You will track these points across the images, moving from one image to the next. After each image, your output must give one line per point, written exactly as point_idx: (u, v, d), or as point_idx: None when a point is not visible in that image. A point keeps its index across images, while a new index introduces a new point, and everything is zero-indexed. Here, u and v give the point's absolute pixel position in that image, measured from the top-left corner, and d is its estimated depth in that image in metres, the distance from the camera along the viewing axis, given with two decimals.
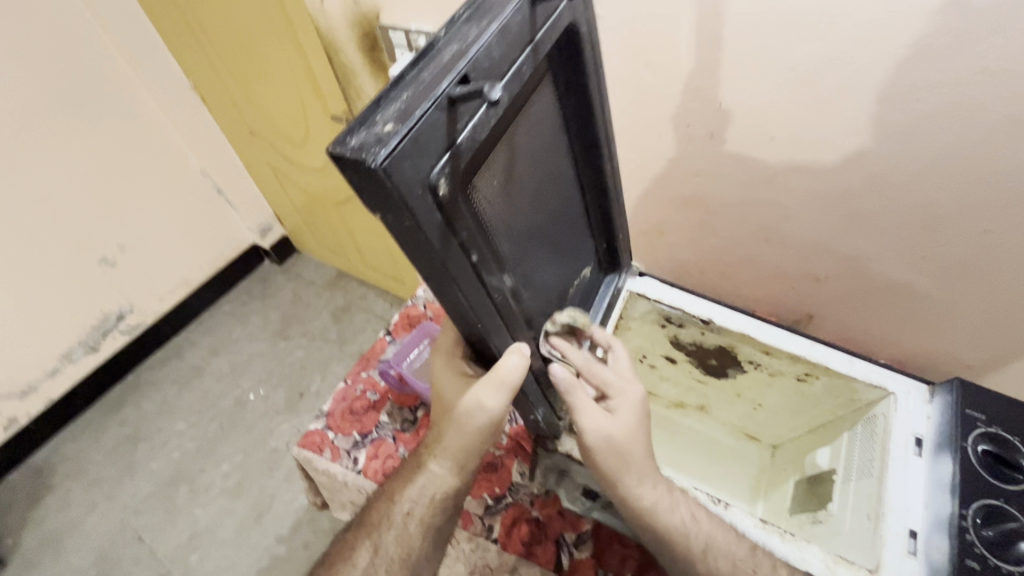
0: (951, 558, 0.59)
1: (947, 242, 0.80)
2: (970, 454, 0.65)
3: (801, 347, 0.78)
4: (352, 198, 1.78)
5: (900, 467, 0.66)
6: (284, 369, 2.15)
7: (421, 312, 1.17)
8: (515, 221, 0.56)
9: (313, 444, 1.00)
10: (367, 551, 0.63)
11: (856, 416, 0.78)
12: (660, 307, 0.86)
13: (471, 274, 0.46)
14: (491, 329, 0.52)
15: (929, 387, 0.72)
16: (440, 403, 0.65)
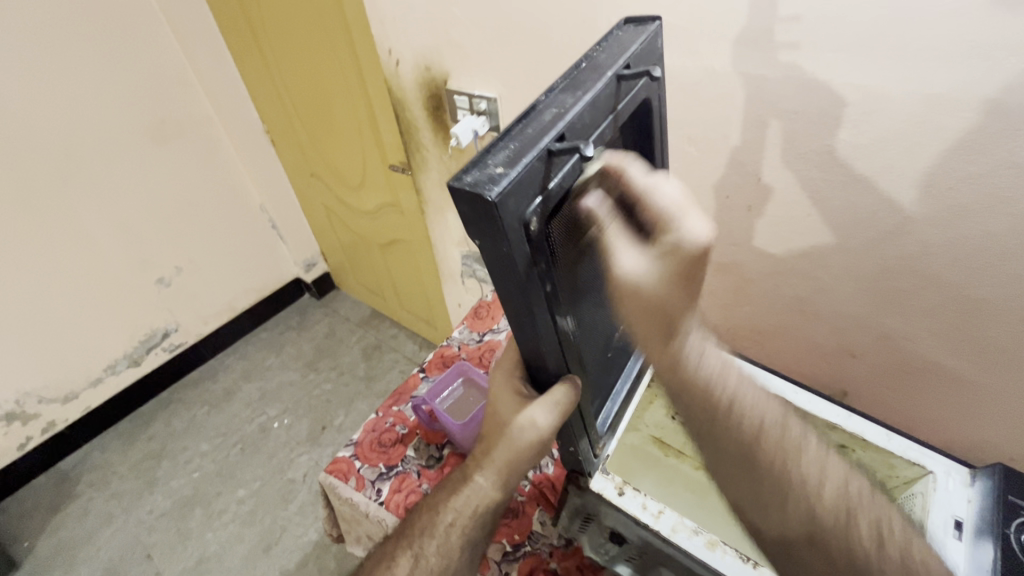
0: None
1: (987, 328, 0.81)
2: (1015, 542, 0.61)
3: (840, 417, 0.79)
4: (397, 241, 1.87)
5: (939, 549, 0.65)
6: (310, 400, 2.19)
7: (455, 353, 1.21)
8: (585, 264, 0.60)
9: (339, 471, 1.03)
10: (406, 560, 0.64)
11: (894, 495, 0.77)
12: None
13: (546, 305, 0.50)
14: (552, 361, 0.56)
15: (969, 471, 0.70)
16: (493, 419, 0.68)
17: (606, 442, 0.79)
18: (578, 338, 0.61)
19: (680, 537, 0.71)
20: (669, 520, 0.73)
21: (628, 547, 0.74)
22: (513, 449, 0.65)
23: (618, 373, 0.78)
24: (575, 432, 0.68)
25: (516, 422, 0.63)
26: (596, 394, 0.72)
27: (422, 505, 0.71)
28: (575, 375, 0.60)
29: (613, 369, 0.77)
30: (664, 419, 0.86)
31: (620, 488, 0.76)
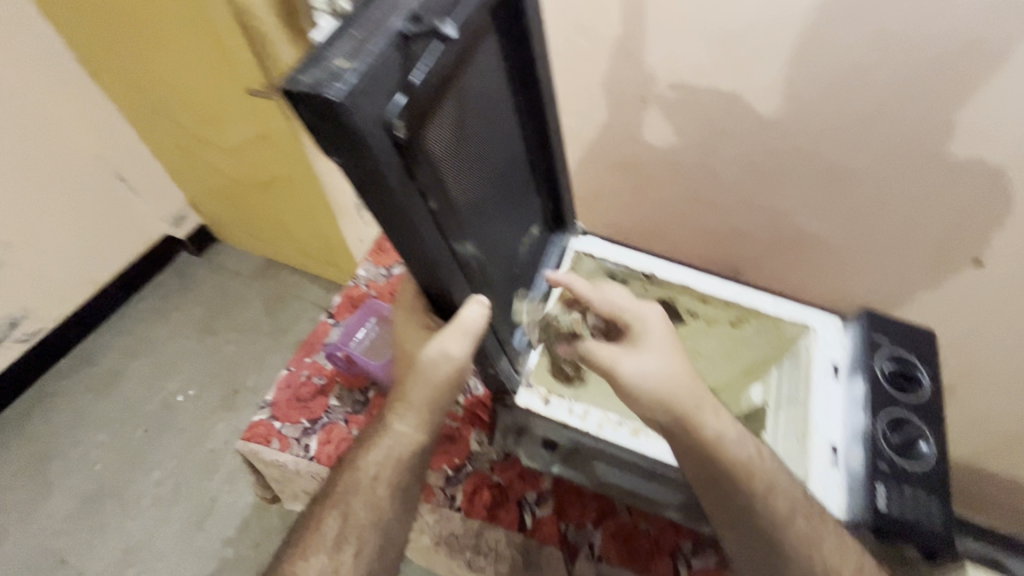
0: (865, 466, 0.66)
1: (855, 194, 0.89)
2: (878, 374, 0.72)
3: (732, 292, 0.84)
4: (277, 180, 1.66)
5: (824, 391, 0.73)
6: (214, 366, 2.01)
7: (364, 292, 1.14)
8: (469, 174, 0.57)
9: (258, 436, 0.96)
10: (335, 520, 0.63)
11: (781, 353, 0.84)
12: (604, 265, 0.90)
13: (431, 222, 0.47)
14: (451, 279, 0.54)
15: (844, 319, 0.79)
16: (405, 357, 0.67)
17: (525, 354, 0.77)
18: (476, 253, 0.60)
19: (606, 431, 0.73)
20: (595, 417, 0.74)
21: (561, 449, 0.80)
22: (429, 384, 0.64)
23: (527, 286, 0.79)
24: (492, 352, 0.68)
25: (426, 357, 0.63)
26: (507, 311, 0.73)
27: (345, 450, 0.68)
28: (478, 294, 0.60)
29: (520, 282, 0.78)
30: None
31: (545, 397, 0.76)
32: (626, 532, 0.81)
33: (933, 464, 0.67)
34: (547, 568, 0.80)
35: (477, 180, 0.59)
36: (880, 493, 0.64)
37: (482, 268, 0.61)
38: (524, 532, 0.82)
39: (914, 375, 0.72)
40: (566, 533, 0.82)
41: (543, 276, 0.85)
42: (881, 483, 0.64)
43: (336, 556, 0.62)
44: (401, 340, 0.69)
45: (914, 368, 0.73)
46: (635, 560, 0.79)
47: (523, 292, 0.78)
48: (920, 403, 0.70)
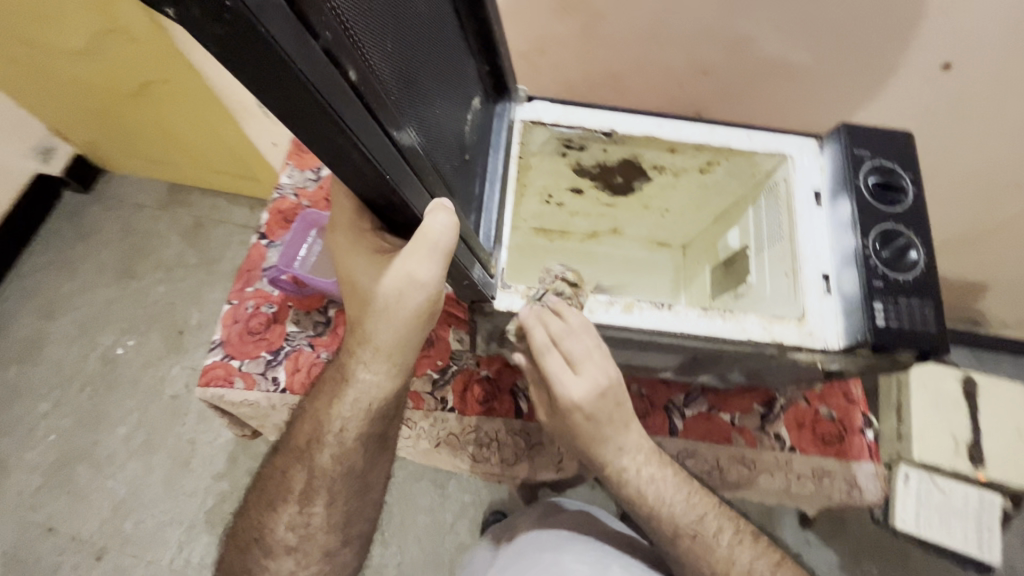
0: (860, 286, 0.63)
1: (828, 4, 0.78)
2: (863, 192, 0.67)
3: (701, 134, 0.75)
4: (151, 84, 1.36)
5: (808, 218, 0.71)
6: (148, 311, 1.83)
7: (296, 203, 0.99)
8: (385, 30, 0.44)
9: (218, 379, 0.87)
10: (302, 473, 0.65)
11: (757, 190, 0.80)
12: (558, 132, 0.76)
13: (349, 96, 0.36)
14: (393, 171, 0.44)
15: (819, 141, 0.74)
16: (356, 289, 0.59)
17: (496, 251, 0.69)
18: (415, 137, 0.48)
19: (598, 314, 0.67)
20: (585, 302, 0.67)
21: None
22: (391, 322, 0.58)
23: (476, 173, 0.69)
24: (463, 253, 0.57)
25: (391, 283, 0.56)
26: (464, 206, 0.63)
27: (308, 400, 0.67)
28: (427, 188, 0.50)
29: (468, 167, 0.66)
30: (539, 208, 0.93)
31: (528, 295, 0.67)
32: None
33: (928, 268, 0.64)
34: (551, 445, 0.82)
35: (396, 41, 0.46)
36: (879, 308, 0.61)
37: (426, 156, 0.51)
38: (522, 418, 0.82)
39: (899, 184, 0.68)
40: None
41: (492, 157, 0.73)
42: (880, 299, 0.62)
43: (307, 509, 0.66)
44: (349, 271, 0.59)
45: (897, 176, 0.69)
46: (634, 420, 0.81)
47: (473, 180, 0.68)
48: (906, 211, 0.67)
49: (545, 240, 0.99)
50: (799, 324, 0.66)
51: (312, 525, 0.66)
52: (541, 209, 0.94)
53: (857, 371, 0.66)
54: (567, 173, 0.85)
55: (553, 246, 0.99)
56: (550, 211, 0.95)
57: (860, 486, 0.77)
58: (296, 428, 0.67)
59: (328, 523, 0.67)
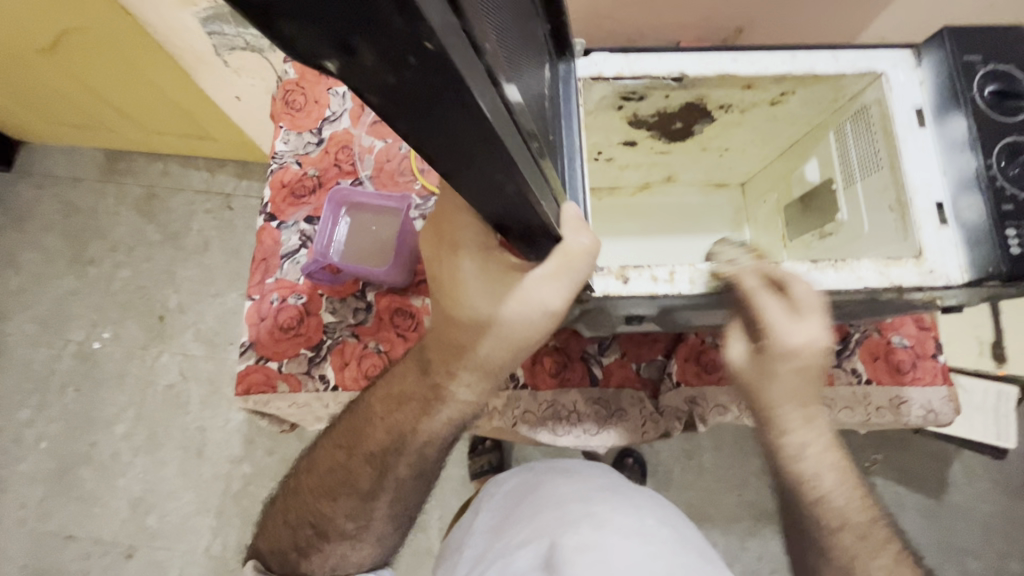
0: (986, 213, 0.46)
1: None
2: (982, 106, 0.47)
3: (784, 63, 0.53)
4: (69, 34, 1.12)
5: (911, 145, 0.51)
6: (116, 299, 1.64)
7: (300, 174, 0.87)
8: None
9: (258, 385, 0.79)
10: (373, 474, 0.58)
11: (838, 117, 0.60)
12: (619, 87, 0.54)
13: (513, 132, 0.29)
14: (527, 177, 0.33)
15: (914, 50, 0.52)
16: (490, 323, 0.50)
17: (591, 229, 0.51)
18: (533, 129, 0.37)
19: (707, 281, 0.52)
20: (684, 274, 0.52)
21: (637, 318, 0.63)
22: (510, 342, 0.50)
23: (556, 153, 0.47)
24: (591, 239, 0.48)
25: (516, 315, 0.49)
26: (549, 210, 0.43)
27: (371, 398, 0.59)
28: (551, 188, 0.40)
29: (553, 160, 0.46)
30: (588, 167, 0.75)
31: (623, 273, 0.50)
32: (697, 351, 0.79)
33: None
34: (633, 410, 0.78)
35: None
36: (1013, 234, 0.45)
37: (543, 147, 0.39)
38: (598, 385, 0.79)
39: (1018, 87, 0.48)
40: (639, 371, 0.80)
41: (569, 133, 0.50)
42: (1013, 225, 0.45)
43: (371, 504, 0.59)
44: (469, 303, 0.50)
45: (1018, 78, 0.49)
46: (713, 373, 0.78)
47: (557, 167, 0.44)
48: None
49: (594, 200, 0.83)
50: (917, 264, 0.48)
51: (374, 519, 0.60)
52: (589, 168, 0.76)
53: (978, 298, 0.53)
54: (619, 127, 0.64)
55: (605, 206, 0.84)
56: (598, 169, 0.77)
57: (936, 410, 0.78)
58: (353, 427, 0.59)
59: (386, 526, 0.61)
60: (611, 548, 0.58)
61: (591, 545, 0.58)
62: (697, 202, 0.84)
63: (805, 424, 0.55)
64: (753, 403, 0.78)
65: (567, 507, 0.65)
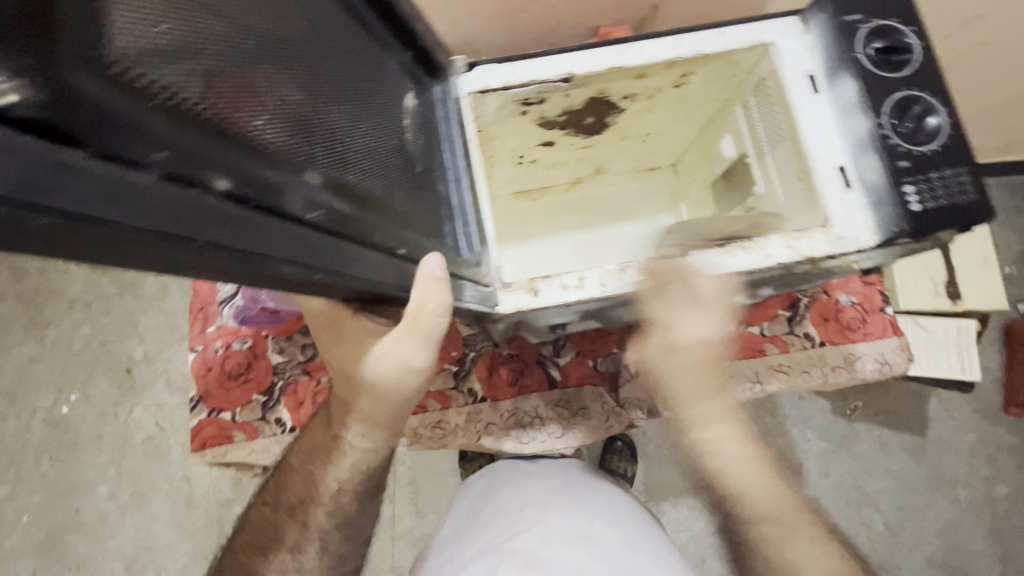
0: (883, 173, 0.46)
1: None
2: (867, 66, 0.47)
3: (671, 49, 0.52)
4: None
5: (807, 113, 0.50)
6: (67, 362, 1.38)
7: None
8: (235, 31, 0.25)
9: (214, 438, 0.77)
10: (295, 528, 0.52)
11: (743, 91, 0.59)
12: (513, 95, 0.53)
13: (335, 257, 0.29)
14: (300, 254, 0.26)
15: (800, 15, 0.52)
16: (351, 380, 0.45)
17: (483, 259, 0.49)
18: (330, 190, 0.31)
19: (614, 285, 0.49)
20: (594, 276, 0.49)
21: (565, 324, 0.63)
22: (385, 399, 0.45)
23: (436, 181, 0.46)
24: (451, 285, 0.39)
25: (382, 378, 0.43)
26: (432, 240, 0.42)
27: (298, 447, 0.55)
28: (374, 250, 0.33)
29: (431, 183, 0.45)
30: (513, 171, 0.74)
31: (532, 287, 0.48)
32: None
33: (956, 129, 0.46)
34: (594, 406, 0.78)
35: (254, 43, 0.26)
36: (911, 191, 0.45)
37: (357, 205, 0.33)
38: (557, 386, 0.79)
39: (904, 41, 0.48)
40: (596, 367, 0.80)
41: (451, 161, 0.49)
42: (910, 182, 0.45)
43: (301, 558, 0.52)
44: (340, 359, 0.45)
45: (902, 31, 0.48)
46: None
47: (432, 199, 0.44)
48: (917, 72, 0.48)
49: (530, 201, 0.82)
50: (825, 233, 0.48)
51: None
52: (515, 172, 0.75)
53: (893, 256, 0.54)
54: (532, 130, 0.64)
55: (542, 206, 0.83)
56: (525, 171, 0.76)
57: (889, 360, 0.79)
58: (281, 478, 0.54)
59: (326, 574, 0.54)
60: (551, 557, 0.57)
61: (532, 554, 0.57)
62: (633, 189, 0.83)
63: (714, 419, 0.49)
64: None
65: (518, 514, 0.64)
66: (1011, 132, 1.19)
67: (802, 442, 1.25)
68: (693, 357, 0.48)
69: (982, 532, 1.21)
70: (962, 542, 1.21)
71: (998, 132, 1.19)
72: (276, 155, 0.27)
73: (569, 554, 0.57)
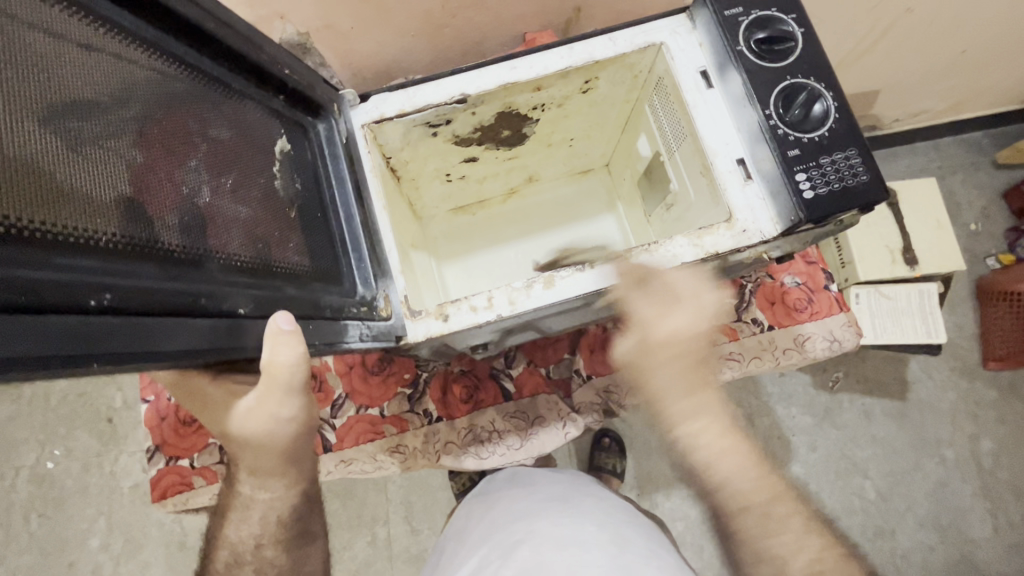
0: (776, 163, 0.47)
1: None
2: (750, 58, 0.48)
3: (563, 59, 0.53)
4: None
5: (702, 108, 0.51)
6: (40, 415, 1.30)
7: None
8: (35, 134, 0.26)
9: (173, 486, 0.77)
10: None
11: (647, 91, 0.59)
12: (412, 121, 0.55)
13: (175, 335, 0.30)
14: (85, 345, 0.25)
15: (687, 13, 0.53)
16: (229, 438, 0.45)
17: (378, 291, 0.50)
18: (147, 263, 0.30)
19: (523, 303, 0.49)
20: (503, 296, 0.49)
21: (495, 341, 0.62)
22: (270, 449, 0.46)
23: (325, 220, 0.48)
24: (316, 329, 0.40)
25: (263, 428, 0.43)
26: (314, 281, 0.44)
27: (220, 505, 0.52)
28: (201, 319, 0.32)
29: (317, 223, 0.47)
30: (443, 189, 0.73)
31: (441, 313, 0.50)
32: (601, 339, 0.80)
33: (842, 114, 0.47)
34: (550, 413, 0.78)
35: (39, 129, 0.26)
36: (803, 179, 0.46)
37: (195, 271, 0.33)
38: (511, 397, 0.79)
39: (784, 30, 0.49)
40: (548, 374, 0.80)
41: (342, 199, 0.50)
42: (801, 170, 0.46)
43: None
44: (213, 418, 0.45)
45: (780, 22, 0.49)
46: None
47: (315, 240, 0.46)
48: (800, 61, 0.49)
49: (469, 215, 0.82)
50: (729, 227, 0.49)
51: None
52: (445, 190, 0.75)
53: (804, 241, 0.55)
54: (450, 149, 0.64)
55: (480, 219, 0.83)
56: (455, 188, 0.75)
57: (838, 338, 0.79)
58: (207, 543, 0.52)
59: None
60: (546, 562, 0.55)
61: (524, 563, 0.56)
62: (568, 193, 0.83)
63: (696, 414, 0.48)
64: None
65: (511, 526, 0.62)
66: (959, 91, 1.20)
67: (786, 419, 1.25)
68: (675, 350, 0.48)
69: (970, 489, 1.22)
70: (953, 503, 1.21)
71: (948, 92, 1.19)
72: (67, 238, 0.26)
73: (560, 558, 0.55)
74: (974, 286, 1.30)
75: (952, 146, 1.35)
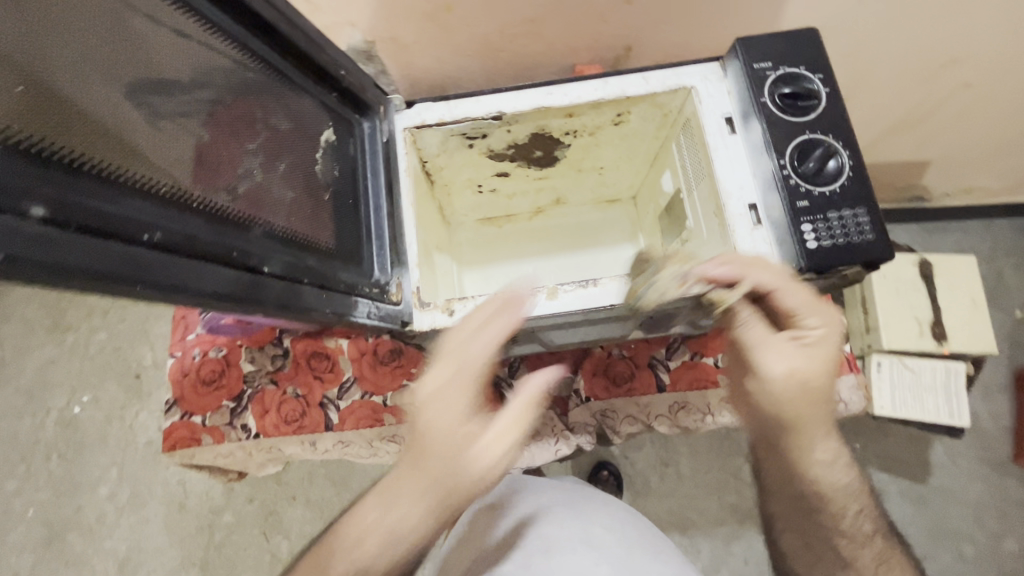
0: (784, 211, 0.49)
1: None
2: (772, 109, 0.51)
3: (596, 91, 0.57)
4: None
5: (721, 151, 0.53)
6: (80, 363, 1.39)
7: None
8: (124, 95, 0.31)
9: (183, 440, 0.81)
10: None
11: (675, 131, 0.62)
12: (450, 130, 0.60)
13: (210, 278, 0.33)
14: (132, 270, 0.28)
15: (719, 63, 0.56)
16: None
17: (392, 278, 0.54)
18: (199, 216, 0.35)
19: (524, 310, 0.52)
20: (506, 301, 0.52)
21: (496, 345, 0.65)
22: None
23: (355, 208, 0.52)
24: (335, 300, 0.45)
25: None
26: (336, 260, 0.48)
27: None
28: (233, 270, 0.35)
29: (348, 209, 0.51)
30: (473, 199, 0.78)
31: (448, 307, 0.53)
32: (605, 363, 0.81)
33: (855, 172, 0.49)
34: (545, 428, 0.80)
35: (130, 91, 0.32)
36: (808, 229, 0.48)
37: (234, 229, 0.37)
38: None
39: (809, 87, 0.52)
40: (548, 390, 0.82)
41: (374, 191, 0.55)
42: (808, 221, 0.48)
43: None
44: None
45: (807, 80, 0.52)
46: (621, 385, 0.80)
47: (343, 224, 0.50)
48: (822, 117, 0.51)
49: (495, 228, 0.86)
50: None
51: None
52: (476, 200, 0.79)
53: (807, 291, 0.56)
54: (483, 162, 0.68)
55: (506, 232, 0.87)
56: (486, 200, 0.80)
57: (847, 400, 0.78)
58: None
59: None
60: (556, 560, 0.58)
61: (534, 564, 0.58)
62: (595, 219, 0.86)
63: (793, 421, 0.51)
64: (662, 411, 0.80)
65: (517, 527, 0.64)
66: (1014, 173, 1.17)
67: None
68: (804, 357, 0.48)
69: None
70: None
71: (1002, 173, 1.17)
72: (137, 183, 0.31)
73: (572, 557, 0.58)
74: (1013, 374, 1.25)
75: (1003, 229, 1.32)
